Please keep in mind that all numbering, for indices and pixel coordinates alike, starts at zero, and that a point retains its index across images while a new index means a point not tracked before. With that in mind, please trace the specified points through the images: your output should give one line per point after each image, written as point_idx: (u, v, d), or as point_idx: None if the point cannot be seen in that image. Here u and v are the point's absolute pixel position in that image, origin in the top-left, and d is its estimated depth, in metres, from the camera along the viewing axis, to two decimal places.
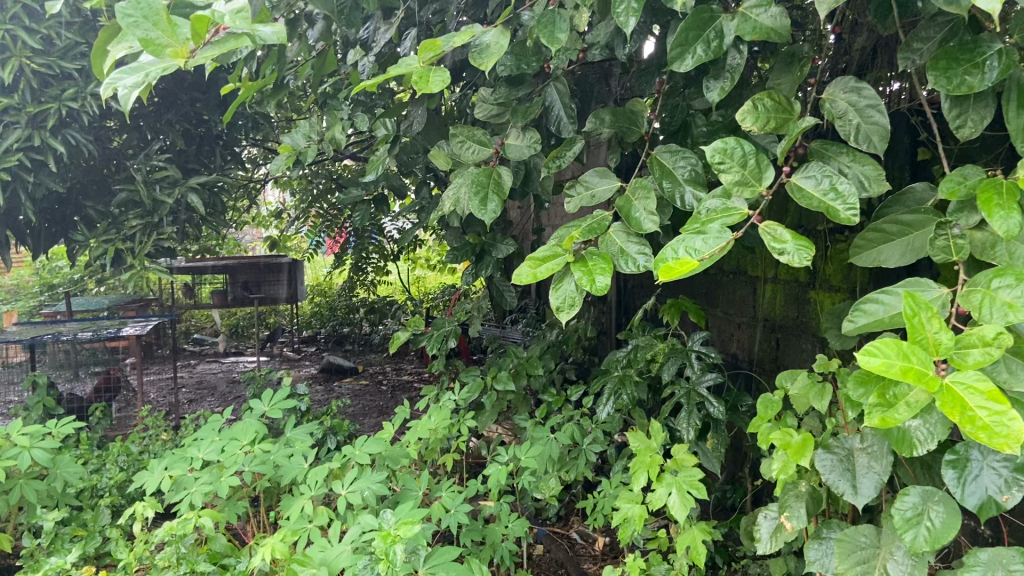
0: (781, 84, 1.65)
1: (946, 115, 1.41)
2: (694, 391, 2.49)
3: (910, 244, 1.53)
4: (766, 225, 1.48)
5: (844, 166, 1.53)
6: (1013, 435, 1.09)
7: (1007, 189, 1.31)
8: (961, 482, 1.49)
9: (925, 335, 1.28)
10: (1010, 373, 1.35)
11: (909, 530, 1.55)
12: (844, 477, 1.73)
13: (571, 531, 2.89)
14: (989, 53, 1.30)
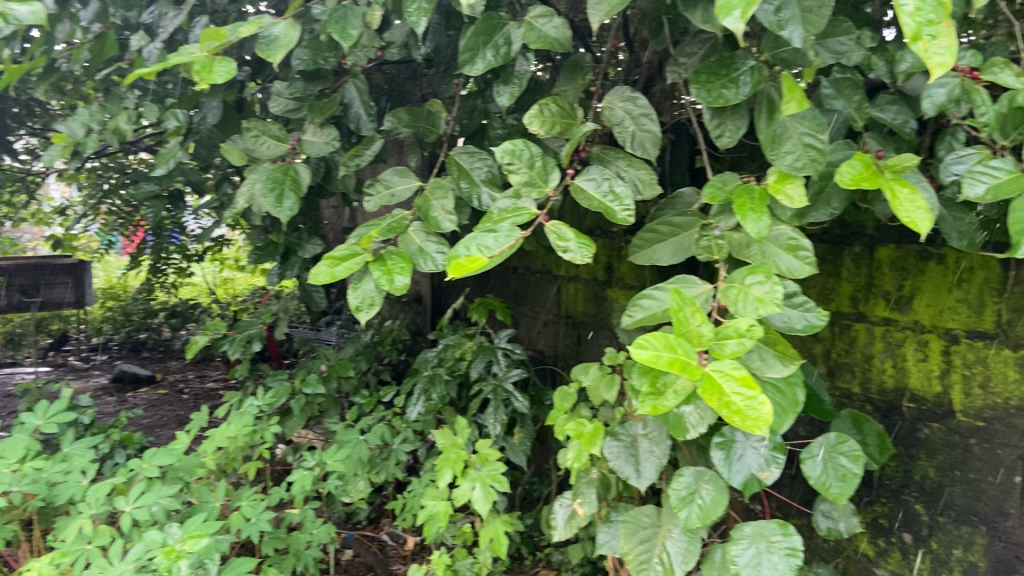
0: (566, 91, 1.72)
1: (708, 125, 1.53)
2: (500, 387, 2.60)
3: (680, 244, 1.66)
4: (552, 224, 1.55)
5: (621, 170, 1.64)
6: (762, 416, 1.25)
7: (758, 194, 1.46)
8: (728, 462, 1.71)
9: (689, 328, 1.42)
10: (762, 361, 1.49)
11: (684, 508, 1.72)
12: (628, 461, 1.86)
13: (381, 532, 2.89)
14: (742, 69, 1.45)
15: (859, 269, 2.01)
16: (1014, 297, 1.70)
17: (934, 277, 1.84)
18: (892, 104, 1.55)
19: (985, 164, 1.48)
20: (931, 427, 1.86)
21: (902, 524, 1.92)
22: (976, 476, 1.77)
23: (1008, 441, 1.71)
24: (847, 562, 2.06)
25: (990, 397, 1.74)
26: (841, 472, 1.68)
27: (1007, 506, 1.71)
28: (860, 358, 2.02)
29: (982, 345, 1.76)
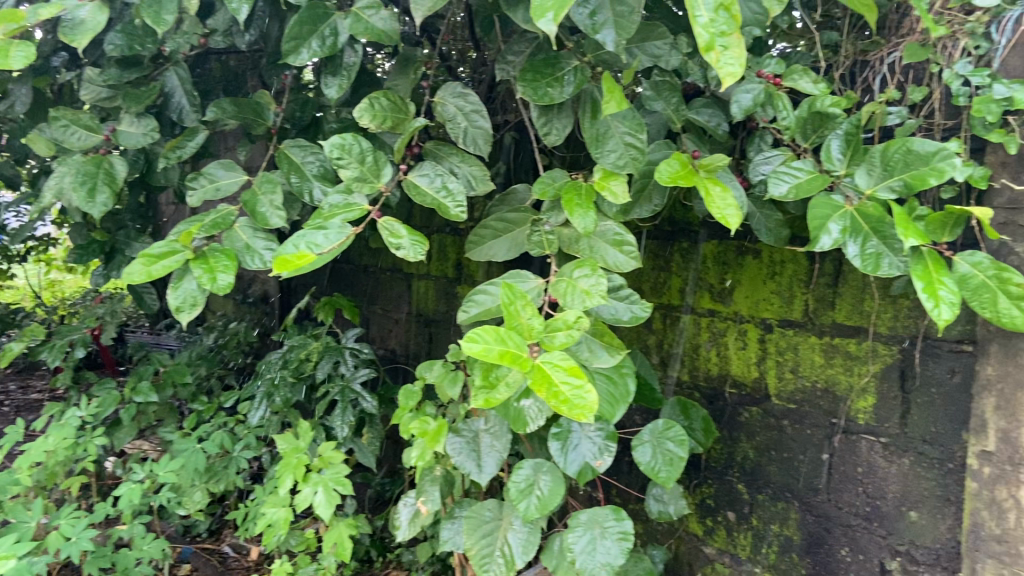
0: (398, 85, 1.71)
1: (535, 123, 1.56)
2: (348, 388, 2.54)
3: (513, 239, 1.67)
4: (384, 220, 1.51)
5: (454, 166, 1.64)
6: (587, 403, 1.27)
7: (585, 190, 1.51)
8: (564, 451, 1.77)
9: (520, 321, 1.44)
10: (590, 352, 1.54)
11: (522, 499, 1.75)
12: (470, 457, 1.87)
13: (222, 545, 2.77)
14: (567, 69, 1.49)
15: (686, 264, 2.13)
16: (818, 288, 1.85)
17: (752, 270, 1.98)
18: (707, 107, 1.66)
19: (788, 165, 1.61)
20: (751, 411, 1.99)
21: (726, 504, 2.04)
22: (789, 455, 1.91)
23: (815, 421, 1.86)
24: (678, 542, 2.16)
25: (800, 380, 1.89)
26: (668, 456, 1.77)
27: (815, 481, 1.85)
28: (689, 348, 2.14)
29: (792, 332, 1.91)
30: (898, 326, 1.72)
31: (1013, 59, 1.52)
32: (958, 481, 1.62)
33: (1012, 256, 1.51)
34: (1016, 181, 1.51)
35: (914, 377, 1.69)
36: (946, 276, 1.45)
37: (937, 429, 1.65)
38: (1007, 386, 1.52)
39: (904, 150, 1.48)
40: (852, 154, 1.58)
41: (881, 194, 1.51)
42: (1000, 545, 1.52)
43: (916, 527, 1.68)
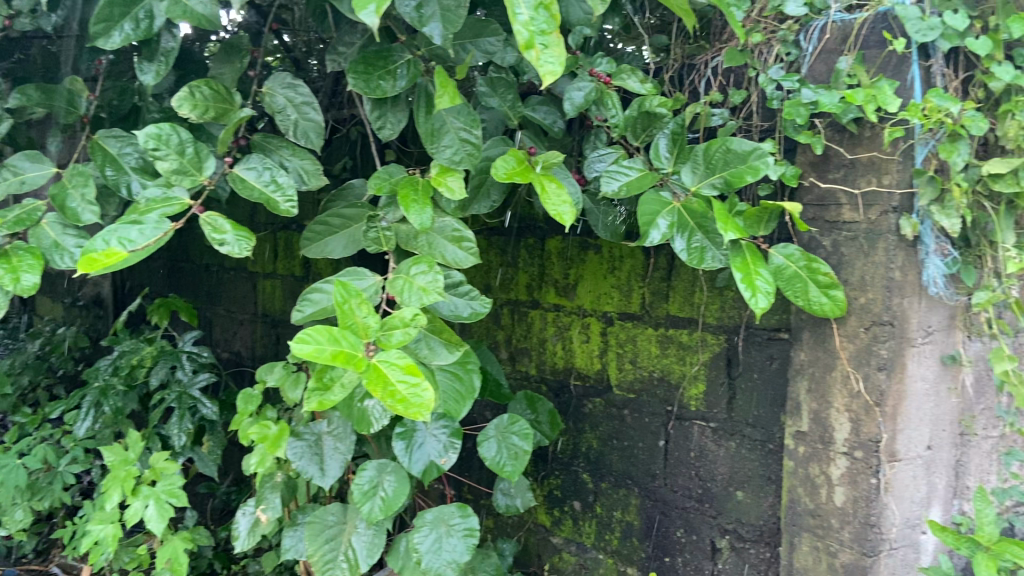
0: (223, 74, 1.63)
1: (369, 116, 1.53)
2: (185, 394, 2.40)
3: (350, 236, 1.63)
4: (207, 215, 1.42)
5: (284, 159, 1.58)
6: (424, 401, 1.24)
7: (422, 186, 1.49)
8: (409, 450, 1.75)
9: (354, 320, 1.40)
10: (429, 349, 1.53)
11: (366, 502, 1.71)
12: (312, 461, 1.81)
13: (49, 567, 2.56)
14: (399, 62, 1.47)
15: (532, 260, 2.15)
16: (653, 281, 1.92)
17: (593, 265, 2.03)
18: (542, 104, 1.67)
19: (621, 162, 1.66)
20: (594, 402, 2.04)
21: (572, 494, 2.09)
22: (629, 443, 1.97)
23: (652, 409, 1.93)
24: (528, 534, 2.19)
25: (638, 371, 1.96)
26: (513, 451, 1.79)
27: (653, 467, 1.93)
28: (536, 343, 2.17)
29: (631, 325, 1.97)
30: (725, 316, 1.81)
31: (818, 66, 1.63)
32: (778, 460, 1.73)
33: (820, 249, 1.65)
34: (821, 180, 1.63)
35: (739, 364, 1.79)
36: (762, 268, 1.55)
37: (760, 412, 1.76)
38: (818, 369, 1.64)
39: (724, 149, 1.56)
40: (678, 152, 1.66)
41: (705, 190, 1.60)
42: (814, 518, 1.63)
43: (742, 506, 1.78)
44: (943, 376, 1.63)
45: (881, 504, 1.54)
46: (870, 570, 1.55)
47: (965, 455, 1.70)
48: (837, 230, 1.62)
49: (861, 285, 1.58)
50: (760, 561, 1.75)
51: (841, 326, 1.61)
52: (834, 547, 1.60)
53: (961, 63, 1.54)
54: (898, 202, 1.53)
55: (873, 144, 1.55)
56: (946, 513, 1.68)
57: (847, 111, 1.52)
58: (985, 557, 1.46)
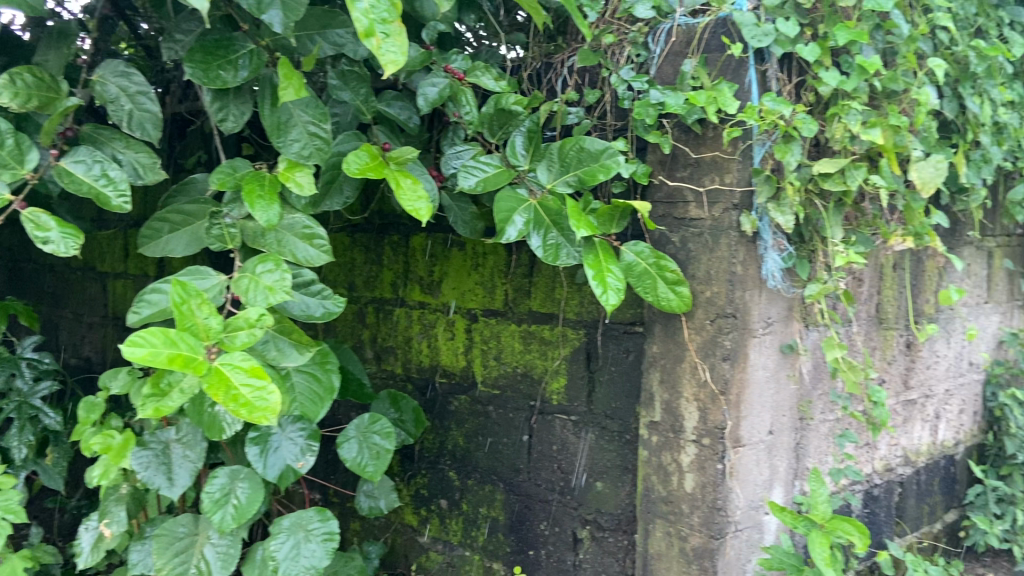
0: (49, 61, 1.52)
1: (209, 108, 1.47)
2: (25, 403, 2.24)
3: (193, 233, 1.55)
4: (28, 212, 1.32)
5: (117, 151, 1.49)
6: (269, 405, 1.23)
7: (268, 181, 1.44)
8: (264, 456, 1.69)
9: (194, 322, 1.33)
10: (278, 351, 1.48)
11: (217, 511, 1.64)
12: (159, 471, 1.71)
13: None
14: (241, 52, 1.42)
15: (397, 257, 2.13)
16: (516, 277, 1.94)
17: (457, 262, 2.03)
18: (398, 100, 1.63)
19: (477, 159, 1.65)
20: (460, 399, 2.04)
21: (439, 492, 2.08)
22: (494, 439, 1.98)
23: (516, 404, 1.95)
24: (394, 535, 2.18)
25: (502, 367, 1.97)
26: (374, 451, 1.76)
27: (517, 462, 1.94)
28: (402, 341, 2.15)
29: (495, 321, 1.98)
30: (584, 311, 1.84)
31: (665, 67, 1.69)
32: (634, 450, 1.77)
33: (669, 245, 1.69)
34: (670, 178, 1.69)
35: (597, 358, 1.83)
36: (613, 265, 1.59)
37: (617, 404, 1.80)
38: (668, 361, 1.70)
39: (577, 148, 1.60)
40: (534, 149, 1.67)
41: (560, 188, 1.62)
42: (666, 505, 1.69)
43: (601, 496, 1.82)
44: (782, 364, 1.72)
45: (726, 488, 1.62)
46: (717, 552, 1.62)
47: (804, 438, 1.80)
48: (685, 226, 1.67)
49: (707, 280, 1.65)
50: (618, 549, 1.79)
51: (689, 319, 1.67)
52: (684, 531, 1.66)
53: (795, 68, 1.63)
54: (738, 199, 1.61)
55: (716, 144, 1.61)
56: (788, 494, 1.77)
57: (691, 112, 1.58)
58: (820, 534, 1.54)
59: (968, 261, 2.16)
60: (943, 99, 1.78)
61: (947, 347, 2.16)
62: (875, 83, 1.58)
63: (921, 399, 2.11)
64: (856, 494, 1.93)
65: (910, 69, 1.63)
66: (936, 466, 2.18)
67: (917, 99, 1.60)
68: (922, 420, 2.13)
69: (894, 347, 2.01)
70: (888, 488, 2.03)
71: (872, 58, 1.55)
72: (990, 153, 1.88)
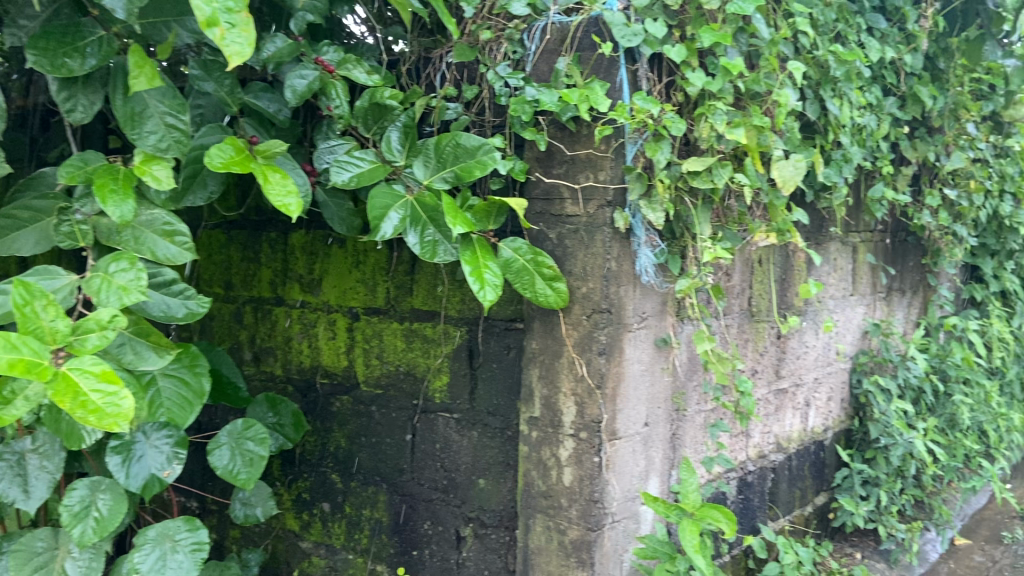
0: None
1: (55, 97, 1.39)
2: None
3: (42, 231, 1.46)
4: None
5: None
6: (122, 412, 1.15)
7: (123, 175, 1.37)
8: (126, 465, 1.61)
9: (37, 324, 1.23)
10: (135, 354, 1.42)
11: (77, 525, 1.52)
12: (13, 484, 1.59)
13: None
14: (90, 39, 1.35)
15: (275, 255, 2.07)
16: (397, 274, 1.91)
17: (337, 259, 1.98)
18: (265, 91, 1.59)
19: (351, 154, 1.61)
20: (341, 400, 2.00)
21: (321, 496, 2.04)
22: (377, 439, 1.95)
23: (399, 403, 1.92)
24: (275, 541, 2.12)
25: (385, 366, 1.94)
26: (248, 456, 1.71)
27: (400, 462, 1.92)
28: (281, 341, 2.10)
29: (377, 320, 1.94)
30: (465, 309, 1.82)
31: (541, 65, 1.69)
32: (515, 446, 1.77)
33: (546, 241, 1.70)
34: (546, 175, 1.69)
35: (479, 355, 1.82)
36: (490, 261, 1.58)
37: (499, 401, 1.79)
38: (547, 357, 1.71)
39: (453, 144, 1.58)
40: (409, 146, 1.64)
41: (437, 184, 1.60)
42: (545, 499, 1.70)
43: (484, 493, 1.81)
44: (657, 358, 1.77)
45: (602, 481, 1.65)
46: (594, 544, 1.64)
47: (679, 428, 1.86)
48: (562, 223, 1.68)
49: (583, 275, 1.66)
50: (500, 545, 1.79)
51: (567, 315, 1.68)
52: (563, 525, 1.68)
53: (664, 69, 1.69)
54: (612, 196, 1.63)
55: (590, 141, 1.63)
56: (663, 484, 1.82)
57: (565, 110, 1.59)
58: (690, 522, 1.59)
59: (833, 256, 2.27)
60: (806, 100, 1.87)
61: (814, 338, 2.28)
62: (739, 84, 1.64)
63: (792, 388, 2.22)
64: (731, 481, 2.00)
65: (773, 72, 1.69)
66: (806, 452, 2.28)
67: (778, 100, 1.67)
68: (793, 408, 2.23)
69: (766, 339, 2.10)
70: (762, 474, 2.11)
71: (735, 60, 1.61)
72: (850, 153, 1.97)
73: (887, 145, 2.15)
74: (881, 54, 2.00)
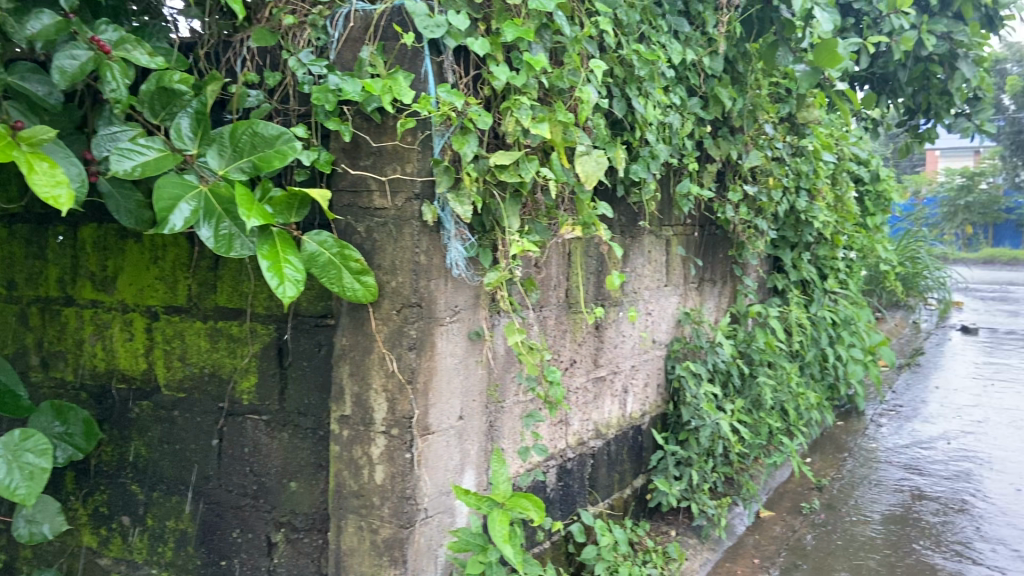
0: None
1: None
2: None
3: None
4: None
5: None
6: None
7: None
8: None
9: None
10: None
11: None
12: None
13: None
14: None
15: (63, 252, 1.92)
16: (199, 270, 1.80)
17: (133, 255, 1.85)
18: (33, 72, 1.47)
19: (134, 141, 1.49)
20: (141, 406, 1.88)
21: (121, 508, 1.91)
22: (181, 446, 1.85)
23: (204, 407, 1.82)
24: (71, 560, 1.97)
25: (187, 368, 1.83)
26: (27, 471, 1.55)
27: (206, 469, 1.82)
28: (72, 344, 1.95)
29: (177, 319, 1.83)
30: (272, 305, 1.74)
31: (346, 53, 1.64)
32: (326, 446, 1.72)
33: (355, 235, 1.66)
34: (353, 167, 1.65)
35: (288, 353, 1.74)
36: (292, 255, 1.50)
37: (310, 400, 1.73)
38: (357, 354, 1.66)
39: (249, 133, 1.50)
40: (202, 134, 1.55)
41: (233, 175, 1.51)
42: (357, 499, 1.66)
43: (296, 497, 1.75)
44: (470, 351, 1.77)
45: (414, 477, 1.63)
46: (406, 541, 1.62)
47: (495, 419, 1.87)
48: (370, 216, 1.64)
49: (392, 269, 1.63)
50: (313, 549, 1.74)
51: (377, 309, 1.64)
52: (375, 524, 1.65)
53: (471, 62, 1.69)
54: (419, 188, 1.61)
55: (396, 133, 1.60)
56: (479, 477, 1.83)
57: (370, 101, 1.54)
58: (499, 512, 1.61)
59: (647, 249, 2.37)
60: (613, 98, 1.93)
61: (631, 327, 2.37)
62: (543, 80, 1.67)
63: (610, 375, 2.30)
64: (549, 470, 2.04)
65: (576, 69, 1.74)
66: (624, 437, 2.38)
67: (581, 97, 1.71)
68: (612, 395, 2.31)
69: (583, 330, 2.16)
70: (581, 461, 2.17)
71: (538, 56, 1.63)
72: (656, 150, 2.07)
73: (692, 143, 2.27)
74: (682, 56, 2.11)
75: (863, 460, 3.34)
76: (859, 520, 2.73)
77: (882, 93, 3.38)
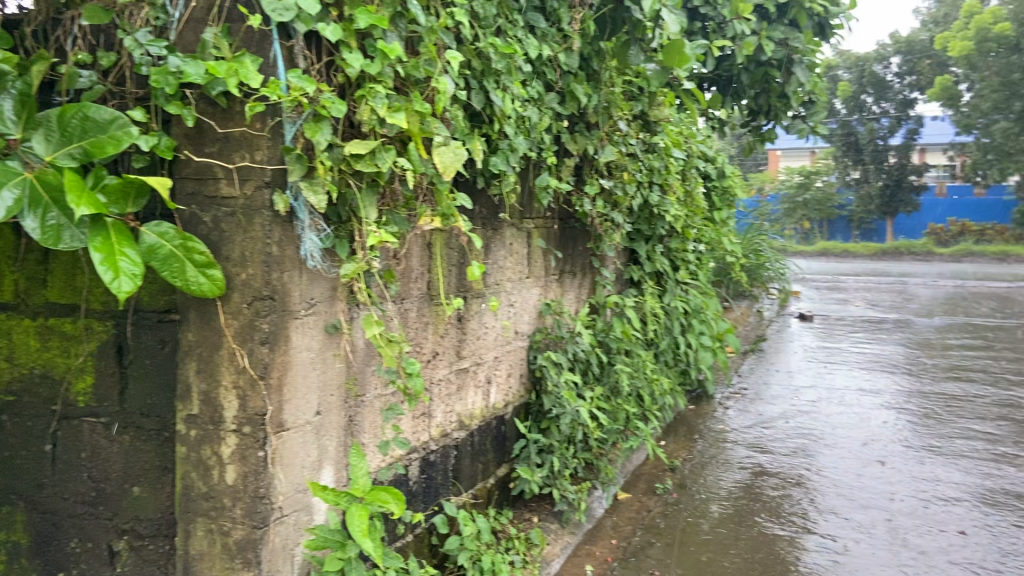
0: None
1: None
2: None
3: None
4: None
5: None
6: None
7: None
8: None
9: None
10: None
11: None
12: None
13: None
14: None
15: None
16: (26, 264, 1.68)
17: None
18: None
19: None
20: None
21: None
22: (11, 453, 1.73)
23: (34, 411, 1.70)
24: None
25: (16, 369, 1.72)
26: None
27: (39, 477, 1.71)
28: None
29: (5, 317, 1.72)
30: (109, 301, 1.63)
31: (188, 34, 1.56)
32: (172, 448, 1.62)
33: (200, 225, 1.58)
34: (197, 153, 1.56)
35: (128, 351, 1.64)
36: (129, 248, 1.41)
37: (153, 400, 1.63)
38: (205, 350, 1.58)
39: (79, 117, 1.38)
40: (27, 117, 1.42)
41: (61, 161, 1.39)
42: (207, 501, 1.58)
43: (139, 502, 1.65)
44: (327, 345, 1.73)
45: (268, 476, 1.57)
46: (260, 542, 1.56)
47: (354, 414, 1.84)
48: (216, 205, 1.57)
49: (242, 261, 1.56)
50: (158, 556, 1.64)
51: (225, 303, 1.57)
52: (226, 526, 1.57)
53: (323, 49, 1.65)
54: (270, 177, 1.55)
55: (243, 119, 1.54)
56: (337, 474, 1.80)
57: (213, 84, 1.47)
58: (358, 507, 1.58)
59: (508, 241, 2.41)
60: (471, 90, 1.94)
61: (494, 318, 2.40)
62: (398, 69, 1.65)
63: (473, 367, 2.31)
64: (411, 463, 2.03)
65: (432, 59, 1.73)
66: (487, 427, 2.40)
67: (438, 87, 1.71)
68: (474, 386, 2.33)
69: (446, 321, 2.16)
70: (444, 452, 2.17)
71: (392, 44, 1.61)
72: (515, 143, 2.10)
73: (549, 137, 2.32)
74: (538, 51, 2.15)
75: (712, 441, 3.55)
76: (708, 498, 2.89)
77: (727, 95, 3.59)
